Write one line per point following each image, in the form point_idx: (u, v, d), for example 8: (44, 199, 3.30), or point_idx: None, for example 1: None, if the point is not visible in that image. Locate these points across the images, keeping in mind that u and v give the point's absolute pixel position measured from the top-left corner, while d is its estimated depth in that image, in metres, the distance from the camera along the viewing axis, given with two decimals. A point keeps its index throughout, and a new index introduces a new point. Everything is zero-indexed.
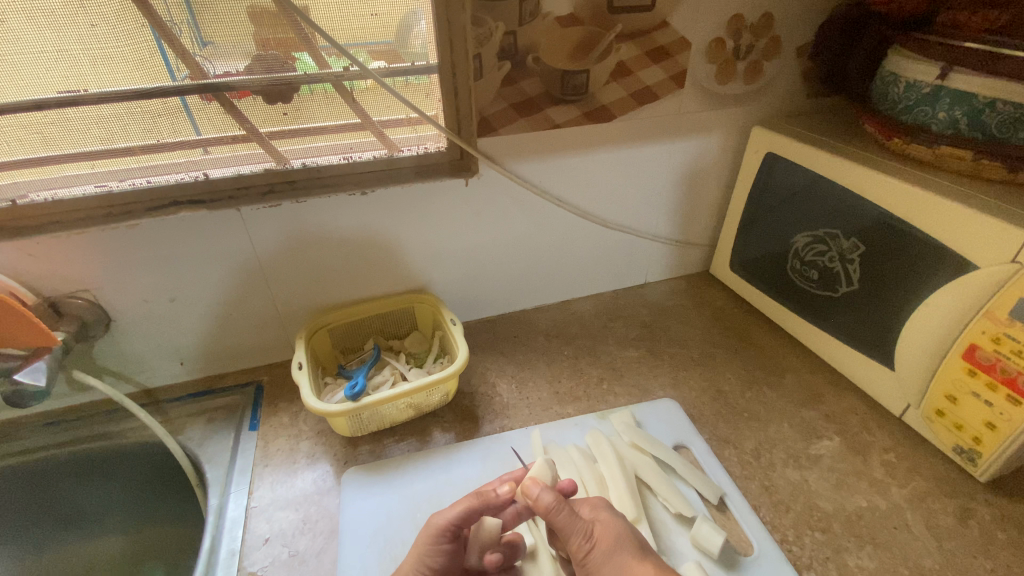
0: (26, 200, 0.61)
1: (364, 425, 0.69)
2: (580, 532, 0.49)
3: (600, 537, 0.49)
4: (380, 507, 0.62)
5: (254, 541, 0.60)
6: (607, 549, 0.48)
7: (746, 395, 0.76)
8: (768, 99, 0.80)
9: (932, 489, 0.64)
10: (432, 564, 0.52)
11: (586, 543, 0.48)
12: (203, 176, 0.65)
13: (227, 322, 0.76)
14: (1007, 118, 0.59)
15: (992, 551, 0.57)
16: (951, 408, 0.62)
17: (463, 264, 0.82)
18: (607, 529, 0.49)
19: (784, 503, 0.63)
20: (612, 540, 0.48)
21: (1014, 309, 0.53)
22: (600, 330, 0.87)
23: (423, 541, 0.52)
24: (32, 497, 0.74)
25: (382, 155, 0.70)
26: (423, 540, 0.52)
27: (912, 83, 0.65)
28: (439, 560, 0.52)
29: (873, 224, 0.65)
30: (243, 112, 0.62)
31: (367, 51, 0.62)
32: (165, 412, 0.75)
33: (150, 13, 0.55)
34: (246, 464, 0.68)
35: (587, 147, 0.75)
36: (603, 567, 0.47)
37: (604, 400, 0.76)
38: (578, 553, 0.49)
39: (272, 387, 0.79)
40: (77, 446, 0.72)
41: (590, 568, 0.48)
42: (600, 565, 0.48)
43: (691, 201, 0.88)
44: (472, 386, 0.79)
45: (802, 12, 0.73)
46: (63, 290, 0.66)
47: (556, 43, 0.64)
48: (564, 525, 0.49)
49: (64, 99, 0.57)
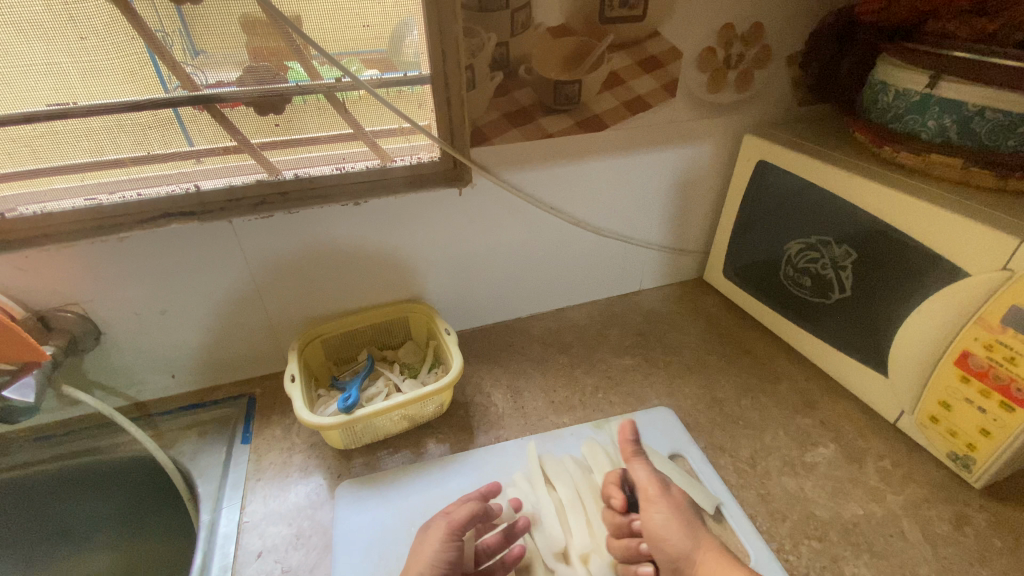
0: (14, 213, 0.60)
1: (358, 437, 0.69)
2: (655, 479, 0.58)
3: (670, 494, 0.57)
4: (374, 521, 0.62)
5: (247, 556, 0.60)
6: (673, 502, 0.56)
7: (740, 402, 0.76)
8: (759, 107, 0.80)
9: (927, 496, 0.64)
10: (449, 554, 0.53)
11: (660, 489, 0.57)
12: (194, 188, 0.64)
13: (221, 334, 0.75)
14: (996, 126, 0.59)
15: (988, 557, 0.58)
16: (945, 414, 0.62)
17: (458, 274, 0.82)
18: (676, 492, 0.58)
19: (780, 512, 0.62)
20: (677, 500, 0.57)
21: (1007, 316, 0.54)
22: (595, 338, 0.87)
23: (434, 538, 0.54)
24: (20, 514, 0.73)
25: (375, 165, 0.69)
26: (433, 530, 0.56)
27: (902, 91, 0.65)
28: (454, 554, 0.53)
29: (866, 231, 0.66)
30: (234, 124, 0.62)
31: (360, 60, 0.62)
32: (156, 426, 0.75)
33: (140, 25, 0.55)
34: (239, 478, 0.68)
35: (581, 156, 0.75)
36: (665, 505, 0.56)
37: (600, 409, 0.76)
38: (648, 488, 0.57)
39: (265, 399, 0.78)
40: (68, 460, 0.71)
41: (652, 503, 0.56)
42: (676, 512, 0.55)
43: (684, 209, 0.88)
44: (467, 396, 0.78)
45: (792, 20, 0.74)
46: (53, 303, 0.66)
47: (549, 54, 0.64)
48: (639, 470, 0.59)
49: (53, 112, 0.57)
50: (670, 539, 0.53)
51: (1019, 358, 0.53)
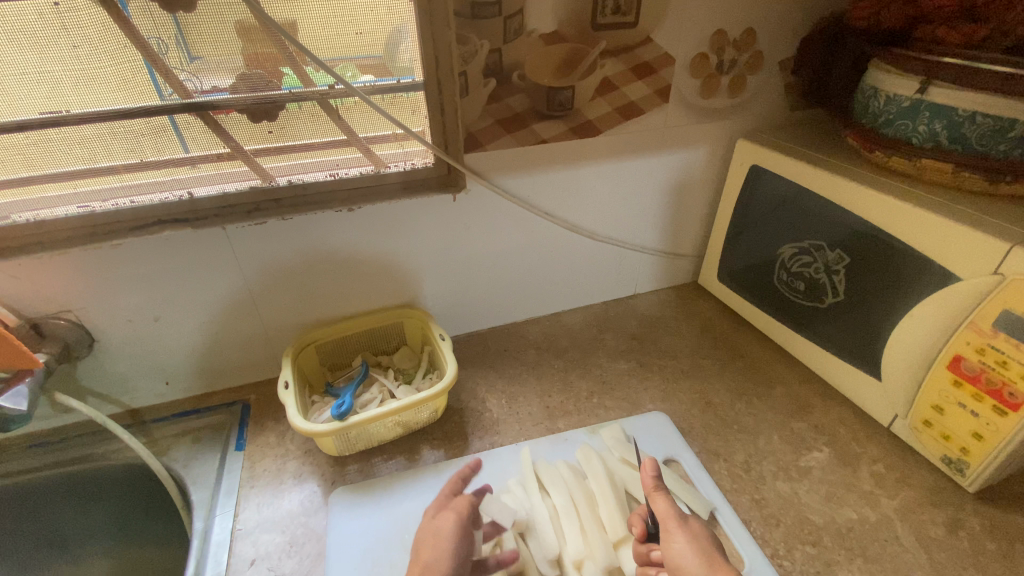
0: (8, 220, 0.60)
1: (353, 444, 0.69)
2: (673, 514, 0.53)
3: (691, 526, 0.52)
4: (368, 529, 0.62)
5: (240, 563, 0.60)
6: (690, 534, 0.52)
7: (735, 407, 0.76)
8: (751, 112, 0.81)
9: (920, 500, 0.64)
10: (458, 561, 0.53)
11: (678, 523, 0.52)
12: (187, 195, 0.64)
13: (214, 341, 0.75)
14: (986, 130, 0.59)
15: (982, 562, 0.58)
16: (938, 418, 0.62)
17: (452, 279, 0.82)
18: (699, 524, 0.53)
19: (774, 517, 0.62)
20: (699, 531, 0.52)
21: (997, 320, 0.54)
22: (590, 343, 0.87)
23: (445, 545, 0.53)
24: (14, 522, 0.73)
25: (369, 172, 0.69)
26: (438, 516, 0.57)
27: (893, 97, 0.65)
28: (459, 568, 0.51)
29: (858, 236, 0.66)
30: (227, 130, 0.62)
31: (355, 66, 0.62)
32: (150, 433, 0.74)
33: (133, 33, 0.55)
34: (233, 485, 0.68)
35: (574, 161, 0.75)
36: (676, 536, 0.51)
37: (595, 414, 0.75)
38: (666, 519, 0.53)
39: (260, 406, 0.78)
40: (61, 468, 0.71)
41: (667, 536, 0.52)
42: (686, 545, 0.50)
43: (678, 213, 0.88)
44: (462, 401, 0.78)
45: (783, 26, 0.74)
46: (46, 311, 0.66)
47: (542, 60, 0.64)
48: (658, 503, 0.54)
49: (46, 120, 0.57)
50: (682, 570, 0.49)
51: (1011, 362, 0.54)
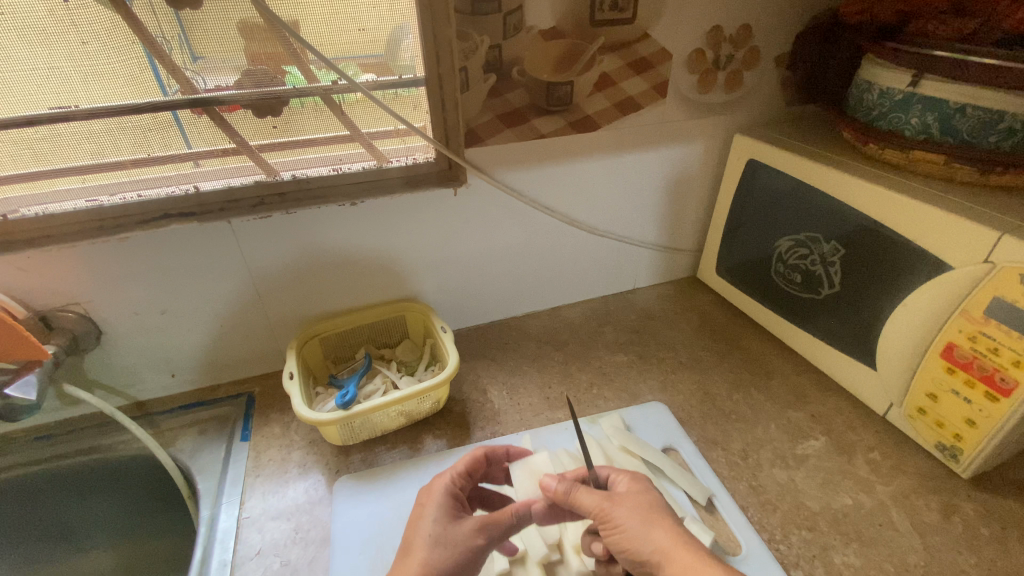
0: (18, 214, 0.62)
1: (357, 434, 0.70)
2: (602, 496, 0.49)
3: (624, 497, 0.49)
4: (373, 514, 0.63)
5: (246, 552, 0.61)
6: (634, 501, 0.49)
7: (733, 397, 0.77)
8: (747, 109, 0.82)
9: (916, 486, 0.65)
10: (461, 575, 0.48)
11: (610, 500, 0.49)
12: (193, 189, 0.65)
13: (220, 333, 0.76)
14: (977, 122, 0.60)
15: (976, 545, 0.59)
16: (932, 406, 0.63)
17: (454, 272, 0.83)
18: (631, 486, 0.51)
19: (771, 503, 0.63)
20: (637, 501, 0.49)
21: (988, 308, 0.55)
22: (590, 336, 0.88)
23: (446, 555, 0.48)
24: (24, 513, 0.74)
25: (371, 166, 0.71)
26: (434, 510, 0.51)
27: (886, 90, 0.66)
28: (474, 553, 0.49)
29: (852, 229, 0.67)
30: (232, 126, 0.63)
31: (357, 64, 0.63)
32: (157, 424, 0.75)
33: (141, 30, 0.56)
34: (238, 475, 0.69)
35: (573, 156, 0.77)
36: (627, 522, 0.47)
37: (594, 405, 0.77)
38: (600, 509, 0.49)
39: (264, 399, 0.79)
40: (71, 459, 0.72)
41: (609, 523, 0.48)
42: (624, 516, 0.48)
43: (677, 207, 0.89)
44: (463, 393, 0.79)
45: (778, 24, 0.75)
46: (54, 304, 0.67)
47: (542, 56, 0.66)
48: (582, 495, 0.50)
49: (55, 115, 0.58)
50: (664, 568, 0.44)
51: (1002, 349, 0.55)
